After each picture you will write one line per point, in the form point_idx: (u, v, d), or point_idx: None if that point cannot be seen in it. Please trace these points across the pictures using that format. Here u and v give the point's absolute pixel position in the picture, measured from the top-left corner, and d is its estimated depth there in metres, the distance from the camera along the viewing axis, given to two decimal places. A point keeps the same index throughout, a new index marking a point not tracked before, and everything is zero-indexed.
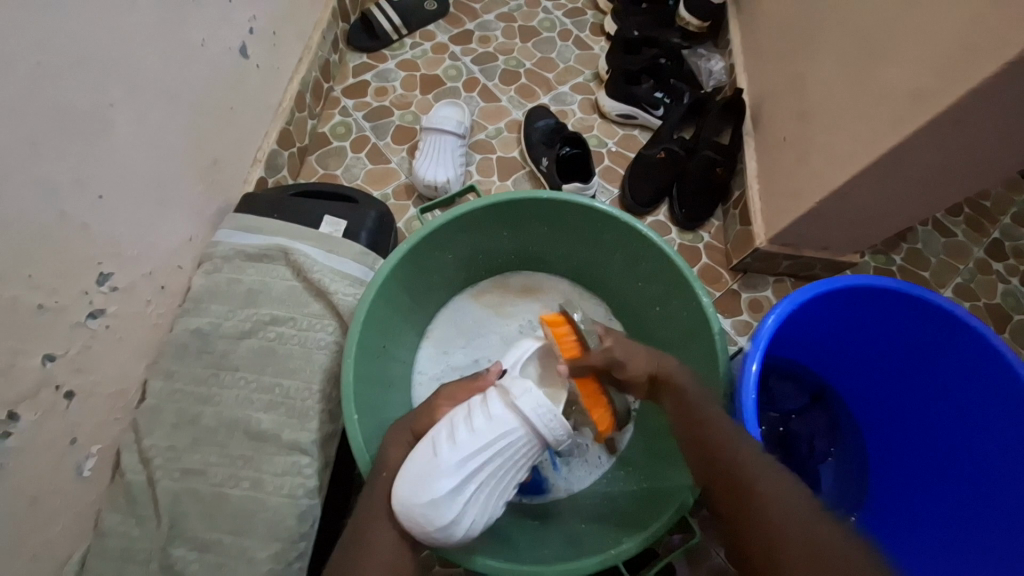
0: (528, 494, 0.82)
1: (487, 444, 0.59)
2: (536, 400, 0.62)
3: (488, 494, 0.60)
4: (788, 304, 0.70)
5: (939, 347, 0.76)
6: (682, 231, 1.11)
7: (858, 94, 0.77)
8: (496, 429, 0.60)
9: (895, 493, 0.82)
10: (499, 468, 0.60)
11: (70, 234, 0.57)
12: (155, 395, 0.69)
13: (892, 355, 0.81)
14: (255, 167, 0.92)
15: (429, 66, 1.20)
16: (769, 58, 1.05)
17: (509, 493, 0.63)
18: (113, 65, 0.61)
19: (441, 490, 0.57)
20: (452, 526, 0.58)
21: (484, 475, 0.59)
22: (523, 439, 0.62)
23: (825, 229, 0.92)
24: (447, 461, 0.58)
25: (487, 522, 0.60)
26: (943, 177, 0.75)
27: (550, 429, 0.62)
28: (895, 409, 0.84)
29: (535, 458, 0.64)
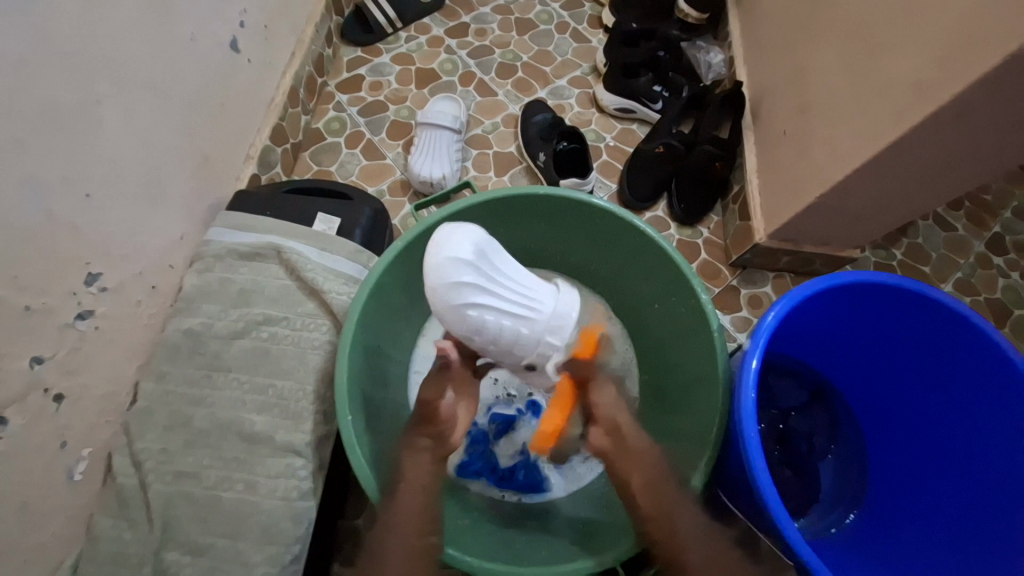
0: (528, 492, 0.81)
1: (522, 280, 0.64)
2: (564, 294, 0.67)
3: (486, 287, 0.59)
4: (789, 300, 0.69)
5: (940, 346, 0.75)
6: (680, 227, 1.10)
7: (860, 87, 0.76)
8: (534, 288, 0.65)
9: (893, 493, 0.82)
10: (510, 287, 0.62)
11: (58, 234, 0.56)
12: (147, 397, 0.68)
13: (893, 352, 0.80)
14: (247, 163, 0.91)
15: (424, 60, 1.18)
16: (770, 49, 1.03)
17: (486, 314, 0.60)
18: (100, 61, 0.59)
19: (482, 239, 0.59)
20: (464, 236, 0.57)
21: (494, 275, 0.60)
22: (536, 301, 0.65)
23: (826, 224, 0.91)
24: (499, 251, 0.61)
25: (454, 283, 0.56)
26: (946, 171, 0.74)
27: (558, 316, 0.65)
28: (894, 408, 0.83)
29: (523, 330, 0.64)
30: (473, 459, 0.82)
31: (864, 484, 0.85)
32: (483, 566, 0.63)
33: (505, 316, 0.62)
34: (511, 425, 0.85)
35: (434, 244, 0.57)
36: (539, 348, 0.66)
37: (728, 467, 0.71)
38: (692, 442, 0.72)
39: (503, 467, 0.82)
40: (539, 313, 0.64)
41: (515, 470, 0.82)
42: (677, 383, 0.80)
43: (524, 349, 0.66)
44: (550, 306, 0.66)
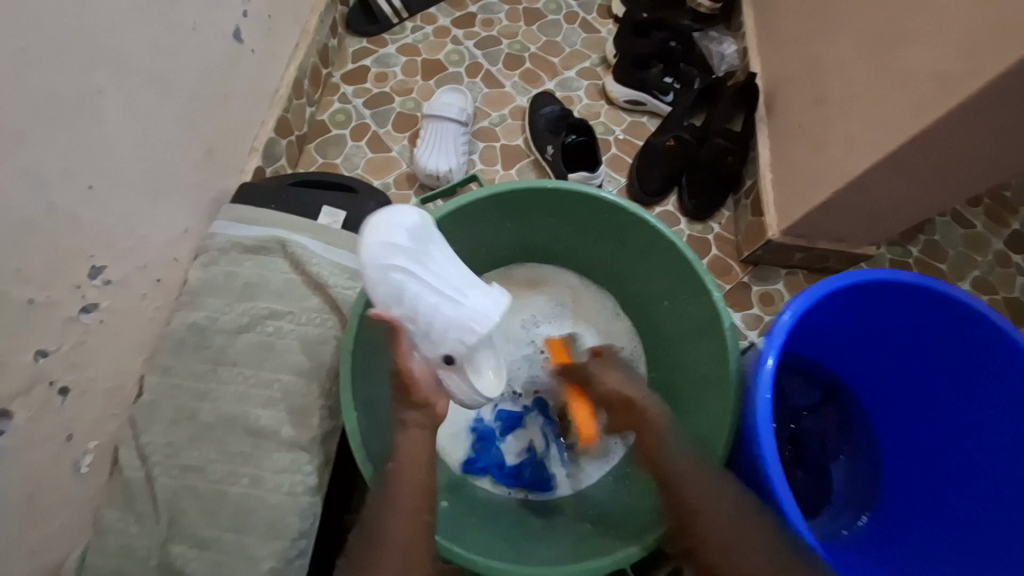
0: (530, 489, 0.81)
1: (449, 276, 0.58)
2: (499, 292, 0.60)
3: (416, 258, 0.57)
4: (804, 299, 0.67)
5: (957, 345, 0.73)
6: (691, 222, 1.08)
7: (879, 79, 0.73)
8: (464, 287, 0.59)
9: (907, 494, 0.81)
10: (443, 273, 0.58)
11: (60, 227, 0.55)
12: (153, 390, 0.68)
13: (909, 351, 0.79)
14: (252, 156, 0.90)
15: (430, 50, 1.17)
16: (785, 39, 1.01)
17: (403, 283, 0.55)
18: (101, 51, 0.58)
19: (421, 230, 0.58)
20: (400, 219, 0.57)
21: (420, 261, 0.57)
22: (465, 291, 0.58)
23: (840, 220, 0.89)
24: (436, 245, 0.59)
25: (375, 260, 0.55)
26: (968, 165, 0.71)
27: (483, 311, 0.58)
28: (908, 408, 0.82)
29: (443, 315, 0.57)
30: (479, 456, 0.82)
31: (877, 486, 0.83)
32: (489, 565, 0.62)
33: (428, 293, 0.56)
34: (517, 422, 0.85)
35: (377, 220, 0.58)
36: (460, 342, 0.57)
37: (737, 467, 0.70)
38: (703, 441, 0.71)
39: (510, 465, 0.82)
40: (467, 304, 0.58)
41: (521, 468, 0.82)
42: (687, 383, 0.79)
43: (441, 344, 0.58)
44: (480, 303, 0.58)
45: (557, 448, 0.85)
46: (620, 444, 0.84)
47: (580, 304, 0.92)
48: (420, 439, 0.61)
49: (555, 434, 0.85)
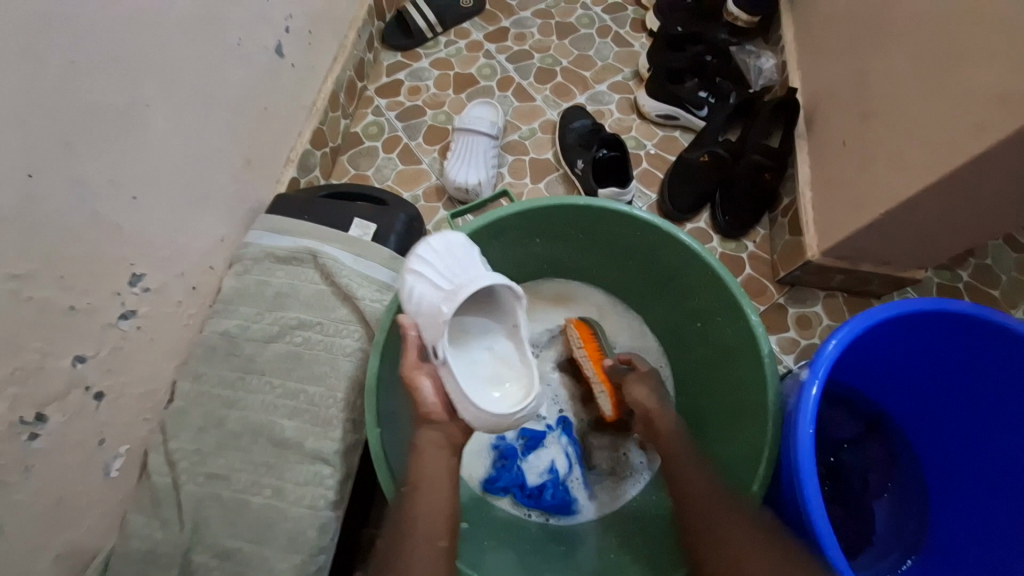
0: (551, 512, 0.78)
1: (451, 265, 0.59)
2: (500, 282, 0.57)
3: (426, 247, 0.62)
4: (851, 328, 0.63)
5: (1011, 378, 0.68)
6: (724, 240, 1.04)
7: (933, 96, 0.69)
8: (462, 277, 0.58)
9: (957, 538, 0.75)
10: (448, 264, 0.59)
11: (103, 235, 0.57)
12: (183, 396, 0.69)
13: (959, 384, 0.74)
14: (287, 167, 0.92)
15: (463, 64, 1.18)
16: (827, 54, 0.97)
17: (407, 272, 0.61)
18: (149, 65, 0.60)
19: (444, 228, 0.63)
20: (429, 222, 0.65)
21: (428, 253, 0.61)
22: (460, 279, 0.58)
23: (887, 244, 0.84)
24: (450, 240, 0.62)
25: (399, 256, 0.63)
26: None
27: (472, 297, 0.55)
28: (958, 445, 0.76)
29: (425, 295, 0.58)
30: (500, 475, 0.79)
31: (924, 528, 0.77)
32: None
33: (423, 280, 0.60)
34: (540, 441, 0.83)
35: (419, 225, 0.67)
36: (433, 323, 0.57)
37: (775, 505, 0.66)
38: (741, 474, 0.68)
39: (532, 485, 0.79)
40: (460, 293, 0.57)
41: (543, 490, 0.78)
42: (721, 410, 0.76)
43: (432, 334, 0.57)
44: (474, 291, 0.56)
45: (579, 471, 0.82)
46: (645, 471, 0.81)
47: (608, 323, 0.90)
48: (445, 458, 0.59)
49: (579, 455, 0.83)
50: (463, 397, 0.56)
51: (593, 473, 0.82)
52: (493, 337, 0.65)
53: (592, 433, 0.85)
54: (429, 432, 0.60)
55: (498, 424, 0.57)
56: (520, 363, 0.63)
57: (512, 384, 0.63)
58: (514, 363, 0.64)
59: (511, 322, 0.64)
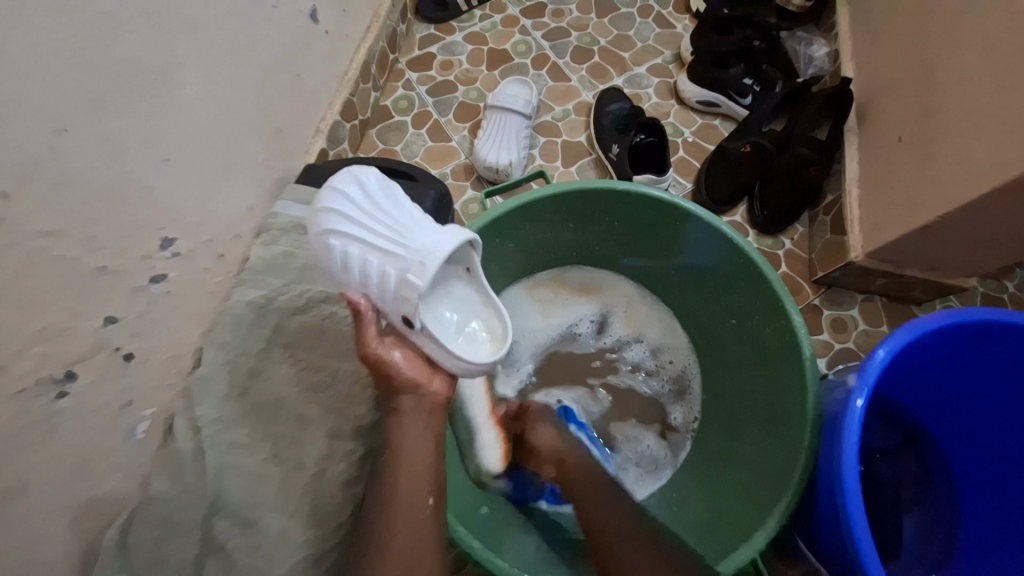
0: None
1: (382, 221, 0.54)
2: (442, 229, 0.54)
3: (354, 214, 0.55)
4: (902, 336, 0.60)
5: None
6: (760, 236, 1.00)
7: (1007, 91, 0.64)
8: (399, 232, 0.54)
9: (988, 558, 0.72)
10: (378, 221, 0.54)
11: (134, 196, 0.56)
12: (208, 364, 0.67)
13: (1009, 401, 0.70)
14: (317, 137, 0.90)
15: (497, 40, 1.14)
16: (886, 44, 0.92)
17: (348, 250, 0.55)
18: (186, 23, 0.59)
19: (353, 182, 0.57)
20: (333, 177, 0.58)
21: (352, 216, 0.55)
22: (399, 234, 0.53)
23: (940, 248, 0.79)
24: (369, 194, 0.56)
25: (316, 224, 0.56)
26: None
27: (420, 252, 0.52)
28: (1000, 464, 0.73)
29: (367, 264, 0.54)
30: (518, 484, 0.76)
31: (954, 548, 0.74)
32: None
33: (366, 250, 0.54)
34: None
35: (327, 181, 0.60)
36: (402, 297, 0.53)
37: (810, 518, 0.63)
38: (772, 484, 0.66)
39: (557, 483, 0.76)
40: (404, 249, 0.53)
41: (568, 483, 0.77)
42: (754, 413, 0.73)
43: (388, 300, 0.54)
44: (419, 243, 0.53)
45: (598, 451, 0.78)
46: (670, 467, 0.81)
47: (636, 316, 0.87)
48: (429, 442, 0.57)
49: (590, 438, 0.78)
50: (447, 356, 0.55)
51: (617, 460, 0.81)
52: (448, 288, 0.60)
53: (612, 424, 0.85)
54: (408, 398, 0.58)
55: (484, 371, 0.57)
56: (484, 307, 0.61)
57: (482, 327, 0.60)
58: (477, 306, 0.61)
59: (462, 268, 0.60)
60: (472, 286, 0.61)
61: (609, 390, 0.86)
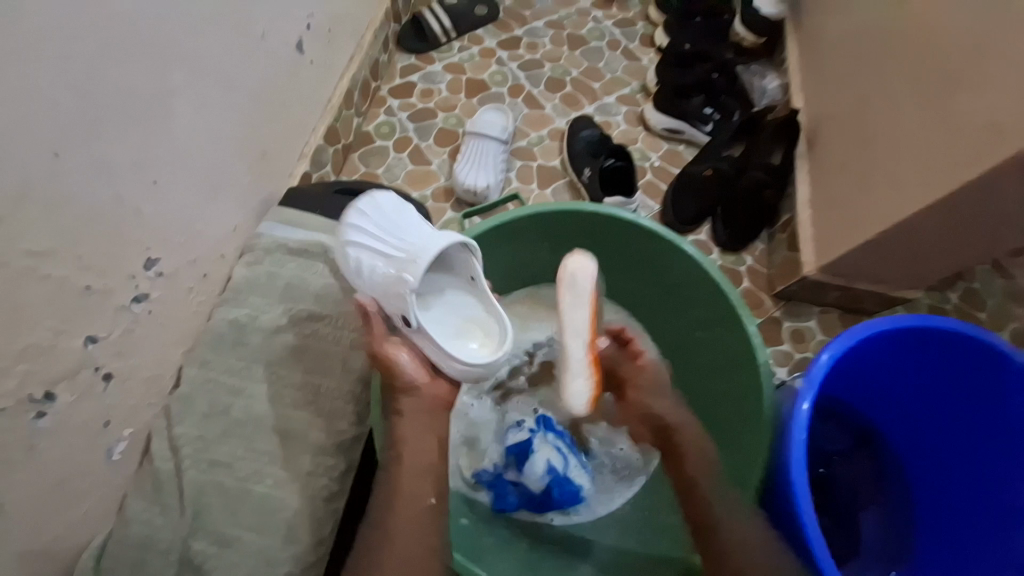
0: (569, 508, 0.79)
1: (389, 233, 0.63)
2: (436, 238, 0.62)
3: (368, 227, 0.65)
4: (844, 341, 0.66)
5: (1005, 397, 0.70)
6: (723, 253, 1.06)
7: (930, 122, 0.72)
8: (401, 241, 0.63)
9: (941, 548, 0.77)
10: (386, 233, 0.64)
11: (122, 218, 0.58)
12: (189, 382, 0.69)
13: (954, 402, 0.75)
14: (301, 161, 0.93)
15: (475, 70, 1.20)
16: (829, 78, 1.01)
17: (363, 258, 0.64)
18: (179, 54, 0.62)
19: (369, 200, 0.66)
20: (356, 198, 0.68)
21: (365, 229, 0.65)
22: (401, 243, 0.62)
23: (884, 261, 0.86)
24: (381, 210, 0.66)
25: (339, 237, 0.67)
26: (1006, 222, 0.71)
27: (415, 258, 0.61)
28: (950, 459, 0.78)
29: (374, 270, 0.63)
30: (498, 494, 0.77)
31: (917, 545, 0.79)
32: None
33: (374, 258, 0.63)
34: (527, 450, 0.77)
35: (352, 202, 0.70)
36: (400, 298, 0.61)
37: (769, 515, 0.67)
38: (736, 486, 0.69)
39: (537, 493, 0.76)
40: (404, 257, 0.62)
41: (551, 491, 0.76)
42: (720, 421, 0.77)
43: (389, 301, 0.62)
44: (416, 250, 0.61)
45: (576, 459, 0.80)
46: (642, 474, 0.82)
47: None
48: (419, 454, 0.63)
49: (568, 446, 0.80)
50: (445, 358, 0.63)
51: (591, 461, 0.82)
52: (452, 294, 0.69)
53: (585, 424, 0.83)
54: (408, 400, 0.64)
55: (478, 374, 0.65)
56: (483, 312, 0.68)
57: (480, 330, 0.68)
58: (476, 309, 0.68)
59: (466, 276, 0.68)
60: (472, 293, 0.68)
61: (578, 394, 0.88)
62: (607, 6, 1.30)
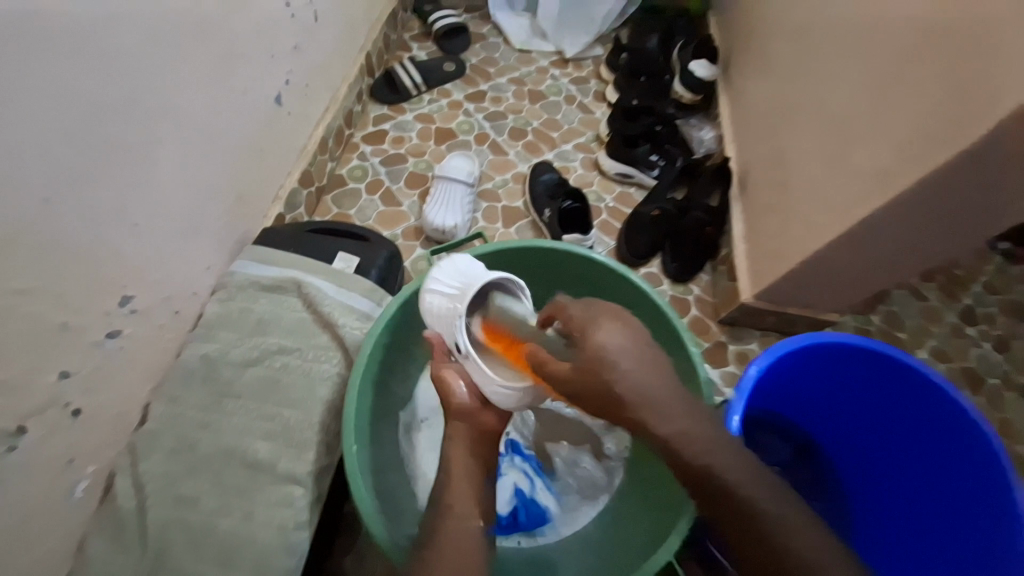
0: (535, 530, 0.82)
1: (447, 272, 0.69)
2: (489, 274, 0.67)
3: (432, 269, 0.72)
4: (768, 356, 0.75)
5: (975, 426, 0.71)
6: (673, 284, 1.16)
7: (831, 171, 0.85)
8: (458, 278, 0.68)
9: (900, 561, 0.82)
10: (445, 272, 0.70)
11: (100, 256, 0.60)
12: (156, 419, 0.70)
13: (907, 420, 0.80)
14: (275, 203, 0.98)
15: (444, 119, 1.30)
16: (755, 131, 1.16)
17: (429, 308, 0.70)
18: (166, 109, 0.67)
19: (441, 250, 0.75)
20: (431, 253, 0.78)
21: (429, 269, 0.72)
22: (458, 280, 0.68)
23: (808, 289, 0.97)
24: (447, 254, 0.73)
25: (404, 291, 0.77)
26: (903, 257, 0.81)
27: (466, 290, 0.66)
28: (917, 477, 0.81)
29: (433, 303, 0.68)
30: None
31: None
32: None
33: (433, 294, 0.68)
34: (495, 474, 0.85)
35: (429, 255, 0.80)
36: (450, 324, 0.65)
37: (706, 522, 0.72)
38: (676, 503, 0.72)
39: (504, 516, 0.82)
40: (457, 290, 0.66)
41: (516, 513, 0.82)
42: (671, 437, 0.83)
43: (443, 329, 0.66)
44: (469, 285, 0.66)
45: (542, 481, 0.86)
46: (605, 494, 0.85)
47: None
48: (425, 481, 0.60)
49: (535, 468, 0.86)
50: (488, 380, 0.61)
51: (557, 482, 0.86)
52: None
53: (548, 441, 0.89)
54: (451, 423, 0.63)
55: (535, 394, 0.62)
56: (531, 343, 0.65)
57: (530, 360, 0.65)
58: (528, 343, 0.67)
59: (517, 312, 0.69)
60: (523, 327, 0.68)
61: (537, 413, 0.90)
62: (563, 65, 1.45)
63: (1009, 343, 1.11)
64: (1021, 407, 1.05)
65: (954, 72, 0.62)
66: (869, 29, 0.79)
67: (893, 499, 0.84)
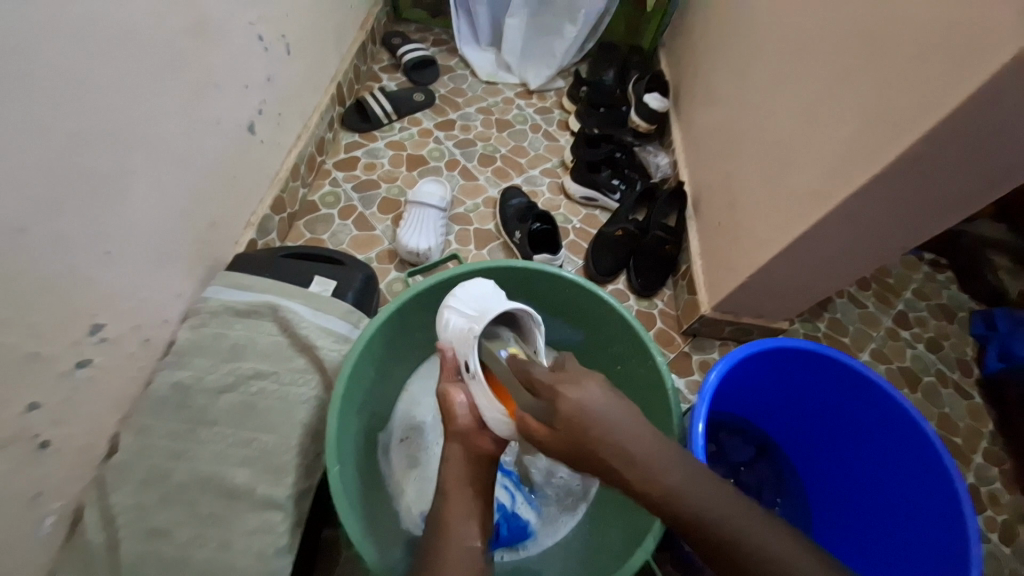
0: (517, 544, 0.84)
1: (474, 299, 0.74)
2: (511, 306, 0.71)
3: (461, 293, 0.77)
4: (727, 362, 0.81)
5: (909, 415, 0.79)
6: (638, 299, 1.23)
7: (770, 192, 0.94)
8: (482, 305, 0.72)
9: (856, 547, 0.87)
10: (473, 298, 0.74)
11: (72, 285, 0.60)
12: (126, 450, 0.69)
13: (853, 413, 0.87)
14: (247, 229, 0.99)
15: (415, 146, 1.35)
16: (705, 156, 1.26)
17: (447, 316, 0.74)
18: (142, 139, 0.69)
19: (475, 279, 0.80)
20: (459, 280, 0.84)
21: (457, 292, 0.77)
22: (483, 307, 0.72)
23: (759, 299, 1.05)
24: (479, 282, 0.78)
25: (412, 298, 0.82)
26: (838, 268, 0.90)
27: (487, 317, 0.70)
28: (866, 466, 0.88)
29: (456, 323, 0.72)
30: None
31: (873, 569, 0.84)
32: None
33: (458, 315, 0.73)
34: None
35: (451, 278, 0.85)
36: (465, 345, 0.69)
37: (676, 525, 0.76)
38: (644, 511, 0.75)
39: None
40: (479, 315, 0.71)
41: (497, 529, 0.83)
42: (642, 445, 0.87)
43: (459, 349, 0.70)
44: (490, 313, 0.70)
45: (523, 495, 0.88)
46: (583, 503, 0.88)
47: None
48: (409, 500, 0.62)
49: (516, 482, 0.88)
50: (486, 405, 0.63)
51: (538, 495, 0.89)
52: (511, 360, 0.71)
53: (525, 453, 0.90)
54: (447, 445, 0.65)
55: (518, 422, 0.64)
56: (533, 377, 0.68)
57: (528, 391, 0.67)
58: None
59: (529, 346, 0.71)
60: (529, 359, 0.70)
61: None
62: (527, 96, 1.54)
63: (937, 343, 1.23)
64: (952, 401, 1.16)
65: (862, 109, 0.72)
66: (796, 70, 0.90)
67: (851, 490, 0.90)
